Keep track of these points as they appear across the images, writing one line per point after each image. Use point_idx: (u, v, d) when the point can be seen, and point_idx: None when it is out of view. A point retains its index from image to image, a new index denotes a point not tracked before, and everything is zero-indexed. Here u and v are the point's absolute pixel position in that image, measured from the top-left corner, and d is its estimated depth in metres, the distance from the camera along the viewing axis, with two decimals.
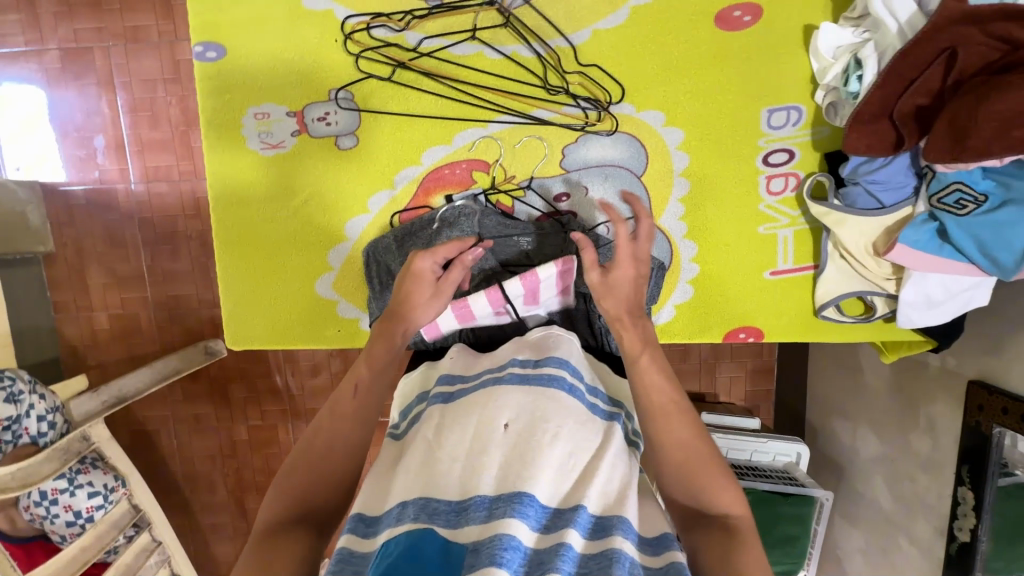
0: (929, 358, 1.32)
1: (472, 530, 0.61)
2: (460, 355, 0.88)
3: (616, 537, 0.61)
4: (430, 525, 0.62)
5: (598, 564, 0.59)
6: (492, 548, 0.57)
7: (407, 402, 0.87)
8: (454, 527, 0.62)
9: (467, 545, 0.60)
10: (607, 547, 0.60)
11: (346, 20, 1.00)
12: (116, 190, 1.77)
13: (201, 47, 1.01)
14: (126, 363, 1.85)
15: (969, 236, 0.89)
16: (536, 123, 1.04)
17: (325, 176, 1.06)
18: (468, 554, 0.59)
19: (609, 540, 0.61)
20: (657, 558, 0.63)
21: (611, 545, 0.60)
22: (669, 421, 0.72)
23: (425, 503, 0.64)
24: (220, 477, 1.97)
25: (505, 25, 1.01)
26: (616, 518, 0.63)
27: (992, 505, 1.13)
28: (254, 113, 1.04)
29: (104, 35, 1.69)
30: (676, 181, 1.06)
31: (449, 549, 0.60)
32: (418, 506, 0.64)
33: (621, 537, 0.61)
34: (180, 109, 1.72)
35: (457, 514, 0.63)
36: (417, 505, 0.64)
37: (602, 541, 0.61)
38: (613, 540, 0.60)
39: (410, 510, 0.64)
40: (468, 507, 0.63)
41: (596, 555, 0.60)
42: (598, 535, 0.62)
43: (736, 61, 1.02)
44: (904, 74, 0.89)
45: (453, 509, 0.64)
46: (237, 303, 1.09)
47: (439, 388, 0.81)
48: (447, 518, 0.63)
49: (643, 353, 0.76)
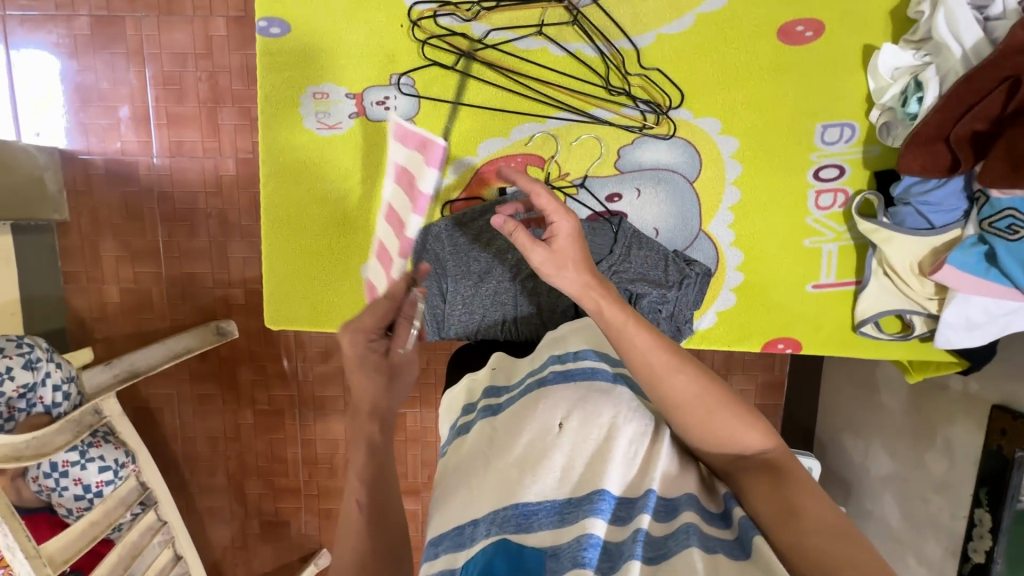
0: (950, 381, 1.33)
1: (547, 536, 0.62)
2: (500, 364, 0.87)
3: (686, 513, 0.61)
4: (503, 534, 0.62)
5: (675, 540, 0.58)
6: (573, 551, 0.58)
7: (455, 413, 0.86)
8: (526, 531, 0.62)
9: (544, 549, 0.61)
10: (678, 524, 0.60)
11: (413, 6, 1.00)
12: (137, 163, 1.74)
13: (265, 23, 1.01)
14: (134, 338, 1.82)
15: (1017, 260, 0.91)
16: (595, 123, 1.04)
17: (379, 159, 1.06)
18: (548, 559, 0.59)
19: (681, 517, 0.61)
20: (729, 531, 0.63)
21: (683, 521, 0.60)
22: (673, 375, 0.70)
23: (495, 514, 0.64)
24: (221, 460, 1.95)
25: (572, 23, 1.01)
26: (683, 498, 0.64)
27: (1010, 528, 1.14)
28: (312, 92, 1.03)
29: (137, 6, 1.66)
30: (728, 190, 1.07)
31: (524, 556, 0.60)
32: (489, 520, 0.64)
33: (688, 513, 0.62)
34: (208, 86, 1.70)
35: (526, 518, 0.63)
36: (487, 519, 0.64)
37: (673, 521, 0.61)
38: (683, 517, 0.61)
39: (482, 527, 0.64)
40: (537, 511, 0.64)
41: (669, 536, 0.59)
42: (668, 515, 0.62)
43: (794, 74, 1.03)
44: (964, 98, 0.90)
45: (523, 512, 0.64)
46: (277, 282, 1.09)
47: (485, 400, 0.81)
48: (517, 523, 0.63)
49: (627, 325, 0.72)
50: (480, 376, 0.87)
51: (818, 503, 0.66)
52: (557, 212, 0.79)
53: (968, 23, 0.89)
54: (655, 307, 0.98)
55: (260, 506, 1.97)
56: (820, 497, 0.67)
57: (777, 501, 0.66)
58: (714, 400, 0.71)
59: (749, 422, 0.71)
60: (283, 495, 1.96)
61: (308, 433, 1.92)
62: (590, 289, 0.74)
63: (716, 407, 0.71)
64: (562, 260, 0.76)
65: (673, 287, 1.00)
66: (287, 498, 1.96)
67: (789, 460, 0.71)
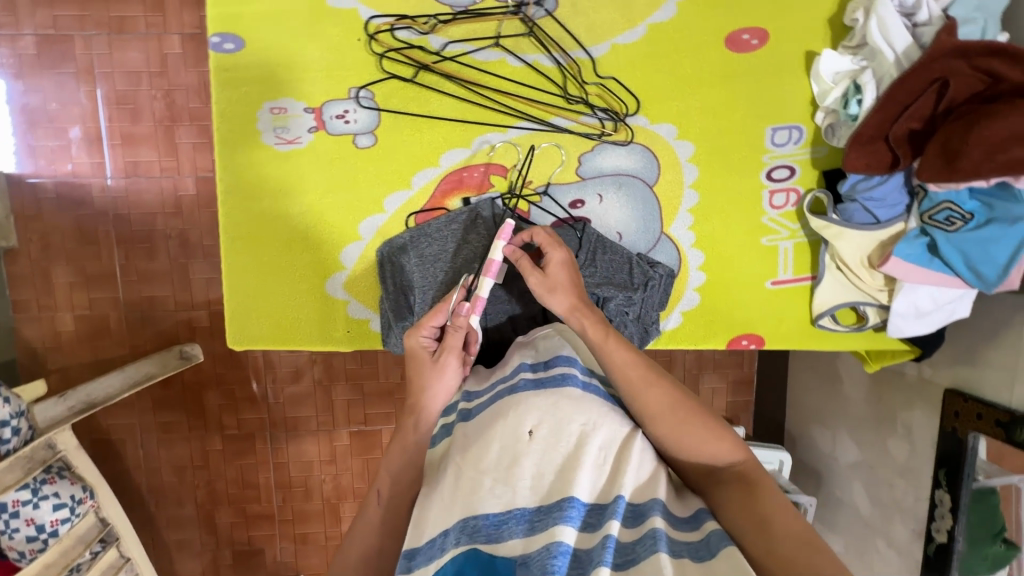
0: (906, 368, 1.39)
1: (516, 544, 0.62)
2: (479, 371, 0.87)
3: (653, 518, 0.61)
4: (473, 545, 0.63)
5: (643, 546, 0.59)
6: (543, 559, 0.59)
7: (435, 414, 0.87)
8: (496, 542, 0.63)
9: (513, 558, 0.62)
10: (646, 530, 0.61)
11: (370, 21, 1.01)
12: (91, 185, 1.68)
13: (218, 39, 0.99)
14: (91, 367, 1.74)
15: (959, 252, 0.97)
16: (555, 131, 1.06)
17: (340, 174, 1.05)
18: (518, 567, 0.60)
19: (648, 523, 0.61)
20: (693, 533, 0.63)
21: (651, 526, 0.61)
22: (647, 388, 0.76)
23: (464, 524, 0.65)
24: (189, 490, 1.87)
25: (528, 35, 1.03)
26: (651, 503, 0.64)
27: (966, 506, 1.20)
28: (270, 107, 1.02)
29: (87, 23, 1.61)
30: (686, 193, 1.11)
31: (495, 564, 0.62)
32: (459, 529, 0.65)
33: (657, 516, 0.62)
34: (164, 104, 1.66)
35: (497, 527, 0.64)
36: (457, 528, 0.65)
37: (640, 526, 0.62)
38: (651, 521, 0.61)
39: (451, 536, 0.65)
40: (507, 521, 0.64)
41: (637, 541, 0.60)
42: (636, 520, 0.63)
43: (744, 81, 1.08)
44: (899, 99, 0.96)
45: (493, 523, 0.65)
46: (240, 300, 1.07)
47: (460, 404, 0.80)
48: (487, 533, 0.64)
49: (607, 339, 0.80)
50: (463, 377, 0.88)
51: (782, 510, 0.68)
52: (552, 245, 0.90)
53: (899, 31, 0.95)
54: (622, 310, 1.03)
55: (233, 536, 1.90)
56: (781, 499, 0.69)
57: (748, 510, 0.68)
58: (688, 413, 0.75)
59: (722, 435, 0.74)
60: (257, 523, 1.90)
61: (281, 456, 1.87)
62: (577, 310, 0.83)
63: (692, 422, 0.74)
64: (551, 285, 0.86)
65: (639, 289, 1.04)
66: (260, 525, 1.90)
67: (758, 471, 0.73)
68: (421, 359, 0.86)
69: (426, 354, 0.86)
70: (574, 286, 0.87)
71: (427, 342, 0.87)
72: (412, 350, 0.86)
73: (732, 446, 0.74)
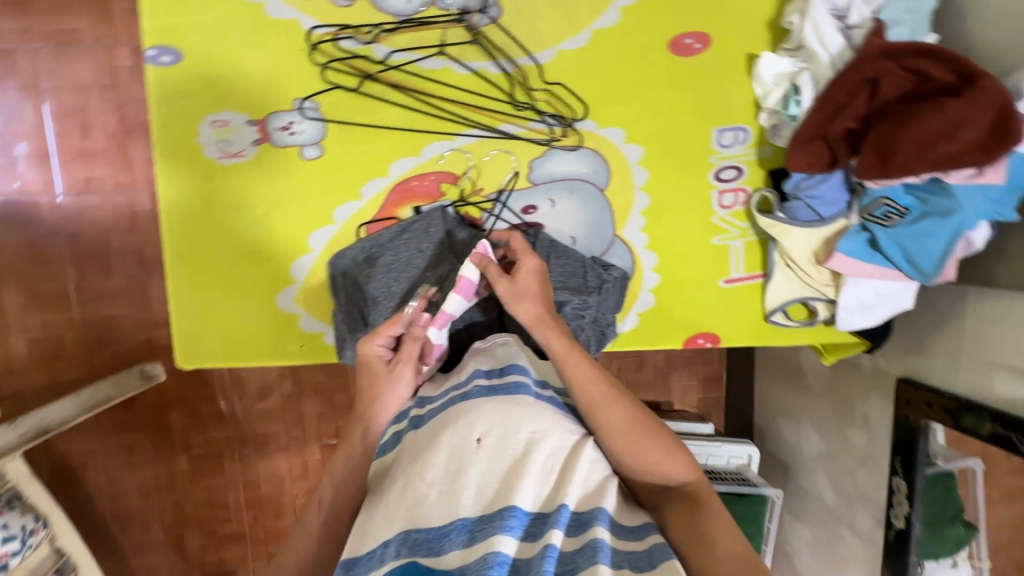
0: (861, 359, 1.42)
1: (454, 556, 0.62)
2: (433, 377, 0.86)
3: (596, 527, 0.62)
4: (413, 558, 0.63)
5: (583, 557, 0.60)
6: (479, 569, 0.59)
7: None
8: (437, 555, 0.63)
9: (452, 570, 0.61)
10: (588, 539, 0.61)
11: (311, 30, 0.99)
12: (40, 203, 1.62)
13: (154, 52, 0.97)
14: (47, 391, 1.68)
15: (897, 245, 1.00)
16: (504, 138, 1.06)
17: (288, 187, 1.03)
18: None
19: (591, 532, 0.62)
20: (637, 543, 0.64)
21: (593, 536, 0.61)
22: (607, 406, 0.75)
23: (406, 536, 0.66)
24: (156, 514, 1.81)
25: (472, 42, 1.03)
26: (595, 512, 0.64)
27: (922, 493, 1.23)
28: (212, 120, 1.00)
29: (31, 36, 1.56)
30: (637, 196, 1.12)
31: None
32: (400, 542, 0.66)
33: (601, 527, 0.62)
34: (116, 117, 1.61)
35: (439, 540, 0.64)
36: (399, 540, 0.66)
37: (583, 535, 0.62)
38: (594, 531, 0.62)
39: (391, 547, 0.66)
40: (448, 533, 0.64)
41: (578, 551, 0.61)
42: (579, 529, 0.63)
43: (688, 84, 1.09)
44: (836, 99, 0.98)
45: (435, 536, 0.64)
46: (189, 318, 1.04)
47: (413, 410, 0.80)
48: (429, 546, 0.64)
49: (570, 351, 0.79)
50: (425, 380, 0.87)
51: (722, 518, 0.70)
52: (523, 253, 0.90)
53: (832, 32, 0.98)
54: (578, 313, 1.01)
55: (203, 558, 1.85)
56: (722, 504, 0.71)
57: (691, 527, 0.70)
58: (646, 431, 0.74)
59: (677, 455, 0.74)
60: (227, 544, 1.85)
61: (250, 473, 1.83)
62: (542, 320, 0.82)
63: (650, 443, 0.74)
64: (520, 293, 0.85)
65: (594, 292, 1.03)
66: (231, 546, 1.85)
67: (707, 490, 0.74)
68: (374, 368, 0.86)
69: (379, 363, 0.85)
70: (544, 295, 0.86)
71: (381, 351, 0.87)
72: (367, 358, 0.86)
73: (687, 467, 0.75)
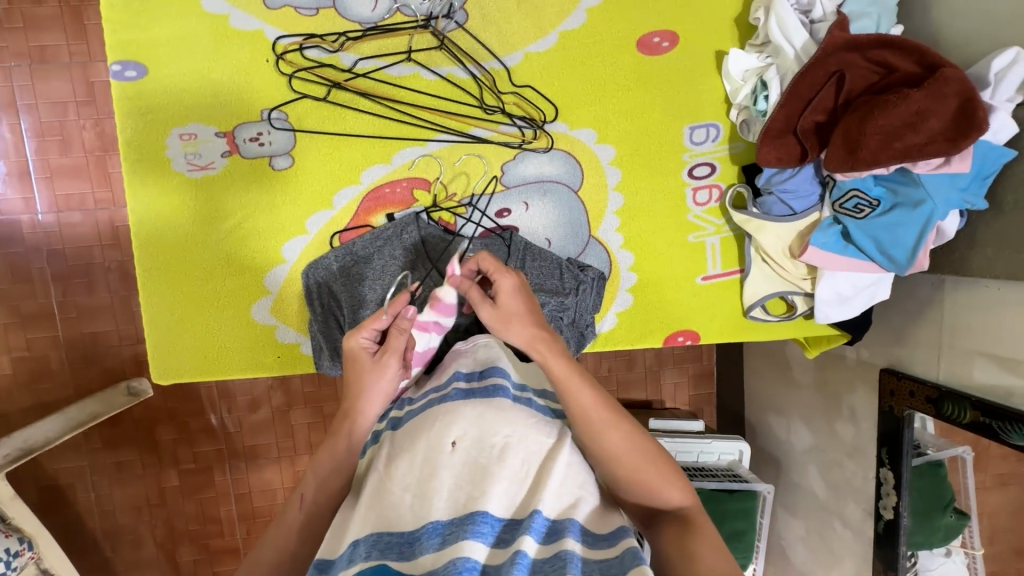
0: (845, 352, 1.42)
1: (426, 560, 0.60)
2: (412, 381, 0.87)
3: (566, 539, 0.61)
4: (384, 560, 0.61)
5: (552, 565, 0.58)
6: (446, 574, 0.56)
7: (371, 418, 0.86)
8: (408, 559, 0.61)
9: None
10: (559, 549, 0.60)
11: (277, 41, 0.99)
12: (20, 221, 1.61)
13: (119, 66, 0.97)
14: (32, 411, 1.66)
15: (869, 237, 1.00)
16: (475, 142, 1.06)
17: (259, 198, 1.03)
18: None
19: (561, 543, 0.61)
20: (610, 550, 0.62)
21: (563, 547, 0.60)
22: (610, 433, 0.71)
23: (377, 538, 0.63)
24: (147, 531, 1.79)
25: (439, 48, 1.03)
26: (568, 522, 0.63)
27: (909, 482, 1.22)
28: (179, 133, 1.00)
29: (4, 54, 1.54)
30: (611, 196, 1.12)
31: None
32: (370, 543, 0.63)
33: (572, 540, 0.61)
34: (95, 133, 1.60)
35: (411, 545, 0.62)
36: (369, 542, 0.63)
37: (555, 544, 0.61)
38: (564, 543, 0.60)
39: (361, 547, 0.62)
40: (420, 536, 0.62)
41: (549, 559, 0.59)
42: (551, 538, 0.62)
43: (658, 83, 1.10)
44: (803, 93, 0.99)
45: (407, 541, 0.63)
46: (165, 332, 1.03)
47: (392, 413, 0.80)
48: (400, 551, 0.62)
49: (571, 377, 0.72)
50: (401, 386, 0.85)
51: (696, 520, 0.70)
52: (500, 272, 0.79)
53: (796, 28, 0.98)
54: (557, 315, 1.01)
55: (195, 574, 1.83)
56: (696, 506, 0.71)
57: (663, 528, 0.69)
58: (645, 457, 0.72)
59: (673, 481, 0.72)
60: (220, 558, 1.84)
61: (241, 486, 1.81)
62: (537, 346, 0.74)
63: (647, 468, 0.71)
64: (505, 317, 0.77)
65: (570, 293, 1.02)
66: (223, 560, 1.84)
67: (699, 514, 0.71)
68: (360, 361, 0.80)
69: (366, 356, 0.80)
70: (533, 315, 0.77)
71: (367, 344, 0.81)
72: (351, 351, 0.80)
73: (682, 490, 0.72)
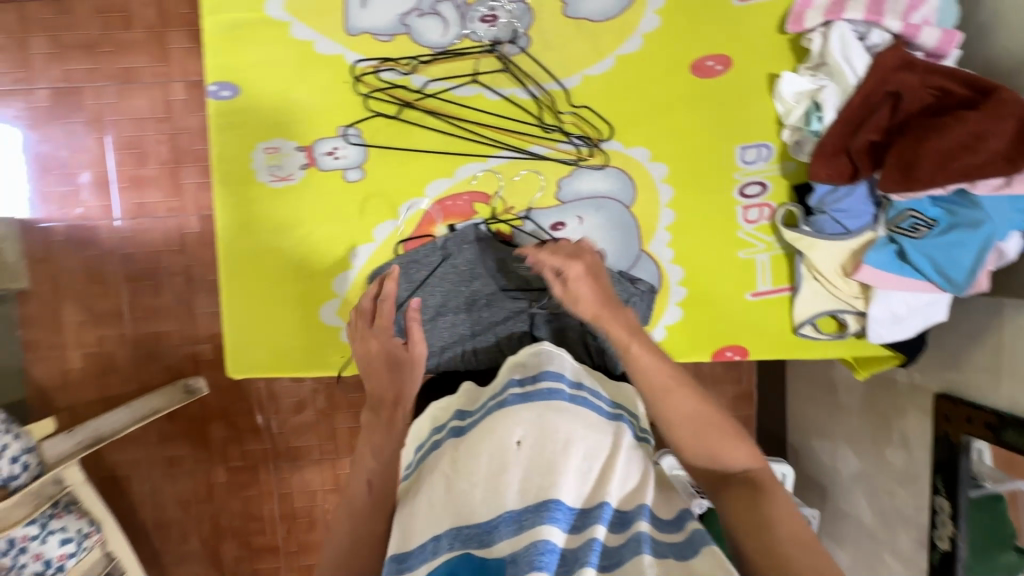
0: (897, 375, 1.39)
1: (507, 544, 0.65)
2: (470, 392, 0.86)
3: (637, 522, 0.66)
4: (466, 549, 0.67)
5: (627, 550, 0.64)
6: (530, 555, 0.62)
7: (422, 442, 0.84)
8: (487, 545, 0.66)
9: (504, 557, 0.64)
10: (631, 533, 0.65)
11: (355, 64, 1.08)
12: (99, 227, 1.75)
13: (215, 87, 1.07)
14: (98, 404, 1.78)
15: (926, 257, 1.00)
16: (533, 159, 1.12)
17: (330, 208, 1.11)
18: (508, 565, 0.63)
19: (632, 527, 0.66)
20: (676, 533, 0.68)
21: (636, 533, 0.65)
22: (668, 395, 0.81)
23: (457, 532, 0.69)
24: (194, 524, 1.88)
25: (503, 70, 1.10)
26: (637, 509, 0.68)
27: (967, 513, 1.19)
28: (264, 147, 1.09)
29: (96, 75, 1.70)
30: (662, 212, 1.15)
31: (486, 566, 0.65)
32: (451, 535, 0.69)
33: (641, 521, 0.66)
34: (169, 147, 1.73)
35: (488, 531, 0.67)
36: (450, 535, 0.69)
37: (626, 531, 0.66)
38: (636, 526, 0.66)
39: (444, 541, 0.68)
40: (496, 525, 0.66)
41: (623, 545, 0.65)
42: (622, 526, 0.67)
43: (711, 103, 1.13)
44: (859, 113, 1.01)
45: (484, 529, 0.67)
46: (240, 330, 1.11)
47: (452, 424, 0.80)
48: (479, 539, 0.67)
49: (631, 340, 0.83)
50: (447, 402, 0.86)
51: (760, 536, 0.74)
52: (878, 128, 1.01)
53: (857, 52, 1.02)
54: None
55: (237, 569, 1.90)
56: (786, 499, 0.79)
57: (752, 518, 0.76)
58: (711, 420, 0.81)
59: (736, 445, 0.81)
60: (262, 555, 1.90)
61: (285, 486, 1.88)
62: (600, 318, 0.86)
63: (710, 430, 0.81)
64: (574, 298, 0.88)
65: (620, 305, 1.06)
66: (265, 557, 1.90)
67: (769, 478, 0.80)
68: (395, 358, 0.96)
69: (401, 352, 0.96)
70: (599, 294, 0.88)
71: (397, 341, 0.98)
72: (388, 348, 0.97)
73: (743, 454, 0.81)
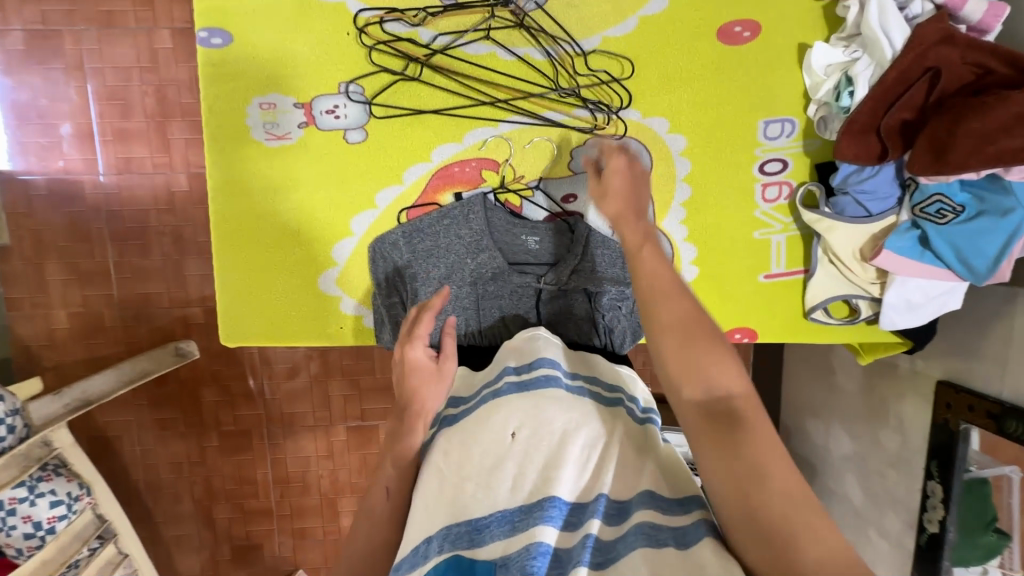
0: (899, 360, 1.38)
1: (498, 547, 0.62)
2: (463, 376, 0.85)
3: (633, 513, 0.62)
4: (456, 551, 0.63)
5: (623, 544, 0.59)
6: (522, 559, 0.59)
7: None
8: (477, 544, 0.63)
9: (494, 561, 0.61)
10: (627, 526, 0.61)
11: (358, 14, 1.00)
12: (82, 182, 1.66)
13: (206, 33, 0.99)
14: (86, 365, 1.74)
15: (949, 244, 0.97)
16: (547, 125, 1.06)
17: (329, 169, 1.04)
18: (498, 569, 0.60)
19: (630, 519, 0.62)
20: (685, 516, 0.62)
21: (632, 526, 0.61)
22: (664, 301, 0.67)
23: (447, 531, 0.65)
24: (186, 487, 1.87)
25: (519, 27, 1.02)
26: (636, 497, 0.64)
27: (958, 498, 1.20)
28: (259, 103, 1.02)
29: (75, 18, 1.58)
30: (678, 187, 1.11)
31: (474, 567, 0.61)
32: (442, 537, 0.65)
33: (639, 510, 0.62)
34: (156, 99, 1.63)
35: (478, 531, 0.64)
36: (441, 536, 0.65)
37: (622, 524, 0.62)
38: (633, 517, 0.62)
39: (434, 543, 0.65)
40: (488, 524, 0.64)
41: (618, 539, 0.60)
42: (619, 518, 0.63)
43: (736, 73, 1.07)
44: (893, 90, 0.96)
45: (475, 527, 0.64)
46: (233, 296, 1.07)
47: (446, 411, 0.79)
48: (470, 538, 0.64)
49: (642, 244, 0.73)
50: None
51: None
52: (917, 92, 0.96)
53: (896, 22, 0.95)
54: (614, 305, 0.99)
55: (230, 531, 1.90)
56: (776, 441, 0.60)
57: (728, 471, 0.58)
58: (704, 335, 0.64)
59: (723, 361, 0.63)
60: (254, 519, 1.90)
61: (277, 452, 1.87)
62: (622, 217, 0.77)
63: (698, 352, 0.64)
64: (604, 192, 0.83)
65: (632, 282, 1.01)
66: (258, 520, 1.90)
67: (754, 410, 0.61)
68: (420, 373, 0.79)
69: (429, 364, 0.80)
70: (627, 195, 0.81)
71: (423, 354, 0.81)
72: (412, 361, 0.79)
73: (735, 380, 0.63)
